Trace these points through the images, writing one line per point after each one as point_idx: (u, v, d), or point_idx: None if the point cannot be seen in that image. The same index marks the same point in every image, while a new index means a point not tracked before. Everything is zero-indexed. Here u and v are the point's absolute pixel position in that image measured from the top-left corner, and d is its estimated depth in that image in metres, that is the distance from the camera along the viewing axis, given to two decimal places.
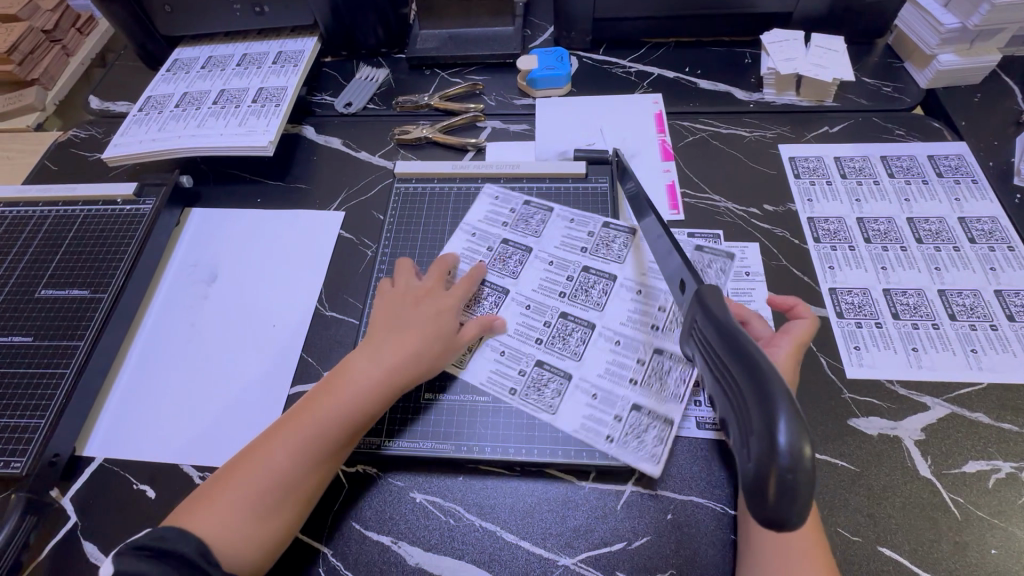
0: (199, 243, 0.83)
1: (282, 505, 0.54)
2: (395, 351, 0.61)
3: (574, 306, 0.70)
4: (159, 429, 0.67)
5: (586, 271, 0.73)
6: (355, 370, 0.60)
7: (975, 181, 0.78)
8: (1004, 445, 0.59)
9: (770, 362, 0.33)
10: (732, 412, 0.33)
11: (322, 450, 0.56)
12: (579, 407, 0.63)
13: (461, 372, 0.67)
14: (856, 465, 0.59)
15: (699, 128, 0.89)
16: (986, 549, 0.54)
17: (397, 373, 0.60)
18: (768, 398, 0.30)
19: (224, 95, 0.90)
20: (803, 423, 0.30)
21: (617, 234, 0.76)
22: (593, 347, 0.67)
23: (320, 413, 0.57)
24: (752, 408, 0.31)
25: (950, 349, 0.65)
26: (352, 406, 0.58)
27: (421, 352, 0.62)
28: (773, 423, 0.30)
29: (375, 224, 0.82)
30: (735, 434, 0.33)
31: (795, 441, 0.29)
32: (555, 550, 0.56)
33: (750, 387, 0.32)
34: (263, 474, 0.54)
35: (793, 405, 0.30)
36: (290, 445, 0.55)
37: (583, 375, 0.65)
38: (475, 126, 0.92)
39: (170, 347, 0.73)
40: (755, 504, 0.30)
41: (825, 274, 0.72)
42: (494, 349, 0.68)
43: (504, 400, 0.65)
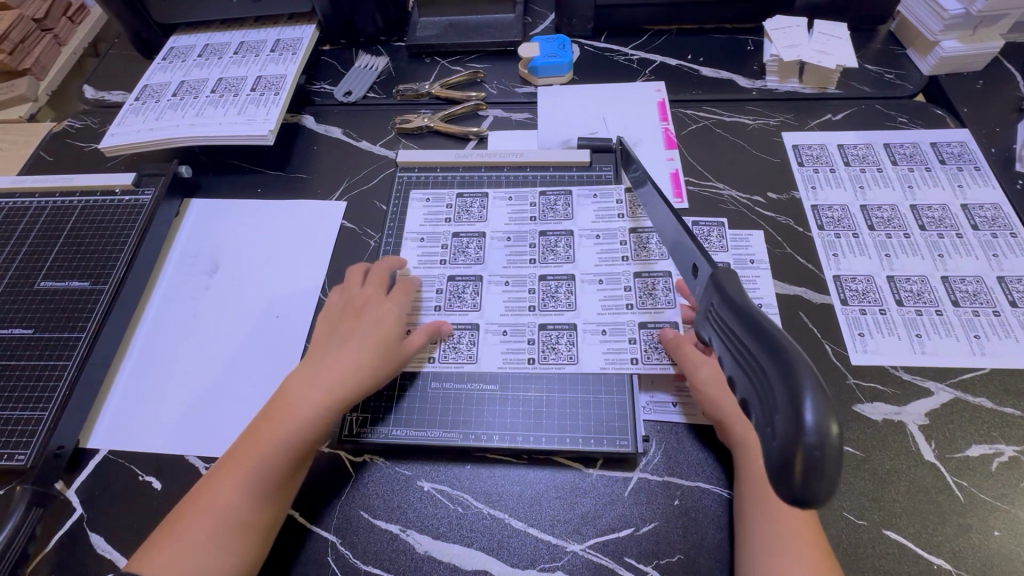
0: (199, 234, 0.82)
1: (238, 540, 0.53)
2: (333, 369, 0.60)
3: (547, 267, 0.73)
4: (165, 421, 0.66)
5: (544, 235, 0.76)
6: (293, 394, 0.59)
7: (977, 168, 0.79)
8: (1007, 429, 0.60)
9: (793, 346, 0.33)
10: (753, 396, 0.33)
11: (269, 479, 0.55)
12: (594, 349, 0.66)
13: (474, 361, 0.67)
14: (861, 450, 0.59)
15: (702, 116, 0.88)
16: (989, 531, 0.55)
17: (337, 389, 0.59)
18: (793, 380, 0.30)
19: (221, 83, 0.89)
20: (830, 402, 0.30)
21: (556, 197, 0.79)
22: (581, 291, 0.70)
23: (264, 440, 0.56)
24: (778, 389, 0.31)
25: (953, 335, 0.65)
26: (294, 428, 0.57)
27: (361, 366, 0.60)
28: (800, 403, 0.29)
29: (377, 213, 0.82)
30: (756, 419, 0.33)
31: (823, 421, 0.28)
32: (563, 537, 0.56)
33: (777, 367, 0.32)
34: (214, 513, 0.53)
35: (820, 384, 0.30)
36: (237, 477, 0.55)
37: (585, 319, 0.68)
38: (477, 114, 0.91)
39: (174, 338, 0.72)
40: (781, 484, 0.30)
41: (829, 262, 0.72)
42: (495, 313, 0.70)
43: (526, 367, 0.66)
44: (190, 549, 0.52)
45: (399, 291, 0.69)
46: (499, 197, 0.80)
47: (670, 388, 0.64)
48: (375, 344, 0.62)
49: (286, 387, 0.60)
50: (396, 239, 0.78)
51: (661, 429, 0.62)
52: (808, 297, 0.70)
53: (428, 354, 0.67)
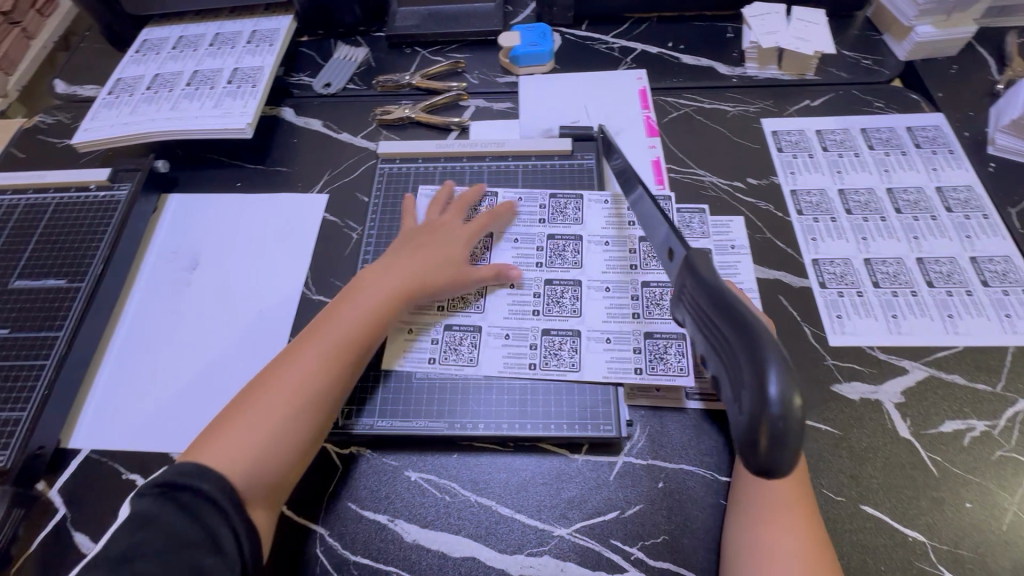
0: (179, 229, 0.81)
1: (312, 413, 0.57)
2: (403, 269, 0.66)
3: (552, 271, 0.72)
4: (148, 418, 0.66)
5: (552, 237, 0.74)
6: (364, 289, 0.64)
7: (951, 151, 0.80)
8: (979, 405, 0.62)
9: (755, 318, 0.34)
10: (722, 370, 0.34)
11: (343, 360, 0.60)
12: (598, 357, 0.65)
13: (474, 364, 0.66)
14: (839, 429, 0.61)
15: (683, 104, 0.89)
16: (962, 504, 0.56)
17: (405, 288, 0.65)
18: (756, 352, 0.31)
19: (197, 76, 0.87)
20: (794, 376, 0.31)
21: (567, 201, 0.77)
22: (588, 299, 0.69)
23: (339, 328, 0.61)
24: (743, 362, 0.32)
25: (927, 315, 0.67)
26: (368, 316, 0.62)
27: (416, 274, 0.66)
28: (763, 376, 0.30)
29: (360, 206, 0.81)
30: (726, 391, 0.34)
31: (785, 391, 0.30)
32: (551, 522, 0.57)
33: (739, 342, 0.33)
34: (289, 386, 0.57)
35: (785, 359, 0.31)
36: (313, 357, 0.59)
37: (590, 326, 0.67)
38: (458, 105, 0.90)
39: (155, 335, 0.72)
40: (750, 456, 0.31)
41: (808, 246, 0.73)
42: (498, 317, 0.69)
43: (526, 372, 0.65)
44: (249, 428, 0.54)
45: (481, 220, 0.73)
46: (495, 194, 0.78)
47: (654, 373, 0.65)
48: (435, 260, 0.68)
49: (354, 287, 0.65)
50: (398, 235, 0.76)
51: (645, 414, 0.63)
52: (787, 281, 0.71)
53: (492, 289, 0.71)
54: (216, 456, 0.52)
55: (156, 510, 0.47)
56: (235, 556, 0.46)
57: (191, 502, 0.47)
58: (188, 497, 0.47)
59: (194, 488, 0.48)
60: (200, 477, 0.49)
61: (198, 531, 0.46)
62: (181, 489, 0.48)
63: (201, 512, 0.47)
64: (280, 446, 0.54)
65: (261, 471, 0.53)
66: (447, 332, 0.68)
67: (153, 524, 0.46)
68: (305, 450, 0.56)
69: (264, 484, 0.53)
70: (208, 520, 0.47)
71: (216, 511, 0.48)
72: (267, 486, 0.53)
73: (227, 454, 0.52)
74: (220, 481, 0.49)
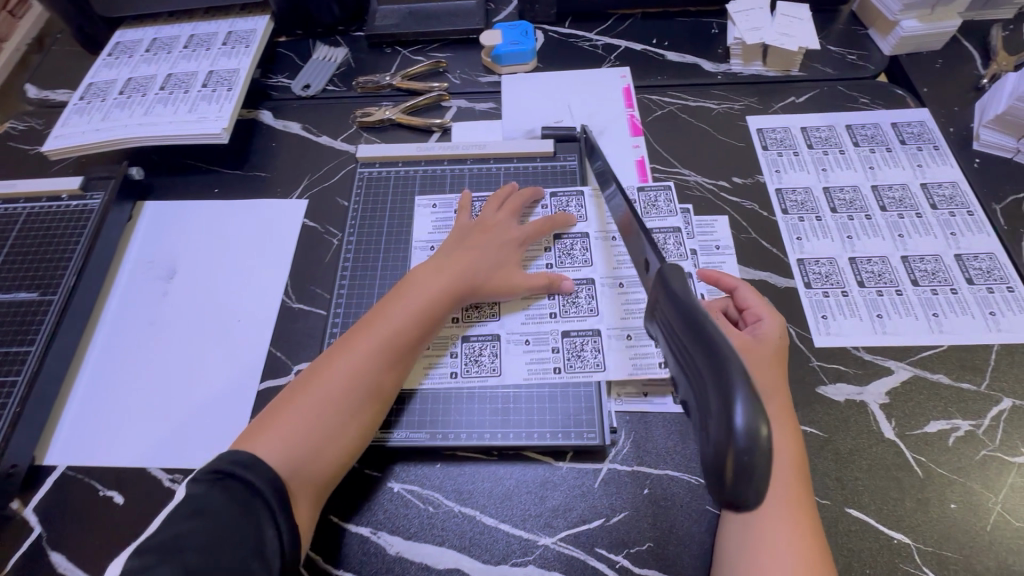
0: (155, 238, 0.79)
1: (361, 409, 0.57)
2: (454, 266, 0.65)
3: (566, 271, 0.70)
4: (124, 433, 0.65)
5: (560, 239, 0.73)
6: (415, 284, 0.64)
7: (936, 147, 0.79)
8: (963, 404, 0.61)
9: (725, 341, 0.33)
10: (694, 397, 0.34)
11: (393, 359, 0.59)
12: (622, 355, 0.64)
13: (498, 373, 0.65)
14: (824, 431, 0.60)
15: (667, 102, 0.87)
16: (946, 504, 0.56)
17: (455, 285, 0.64)
18: (725, 380, 0.31)
19: (171, 79, 0.85)
20: (762, 405, 0.30)
21: (569, 199, 0.76)
22: (602, 297, 0.68)
23: (390, 323, 0.60)
24: (711, 390, 0.31)
25: (912, 314, 0.67)
26: (418, 311, 0.61)
27: (467, 269, 0.65)
28: (730, 405, 0.30)
29: (340, 210, 0.80)
30: (697, 419, 0.33)
31: (752, 422, 0.29)
32: (535, 530, 0.57)
33: (709, 369, 0.32)
34: (341, 381, 0.57)
35: (752, 388, 0.30)
36: (365, 353, 0.58)
37: (609, 324, 0.66)
38: (440, 106, 0.89)
39: (132, 347, 0.70)
40: (715, 487, 0.30)
41: (793, 245, 0.73)
42: (516, 322, 0.67)
43: (551, 376, 0.64)
44: (298, 423, 0.54)
45: (539, 224, 0.71)
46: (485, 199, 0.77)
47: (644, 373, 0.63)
48: (490, 259, 0.67)
49: (405, 282, 0.64)
50: (405, 241, 0.75)
51: (630, 419, 0.62)
52: (772, 282, 0.70)
53: (543, 297, 0.69)
54: (265, 450, 0.52)
55: (208, 496, 0.48)
56: (277, 552, 0.47)
57: (242, 493, 0.48)
58: (240, 488, 0.49)
59: (246, 478, 0.49)
60: (249, 467, 0.50)
61: (245, 522, 0.46)
62: (233, 477, 0.49)
63: (250, 503, 0.48)
64: (327, 441, 0.54)
65: (307, 465, 0.53)
66: (467, 345, 0.66)
67: (203, 508, 0.47)
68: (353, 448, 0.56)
69: (310, 479, 0.53)
70: (256, 512, 0.47)
71: (264, 504, 0.48)
72: (312, 482, 0.53)
73: (275, 449, 0.53)
74: (268, 473, 0.50)
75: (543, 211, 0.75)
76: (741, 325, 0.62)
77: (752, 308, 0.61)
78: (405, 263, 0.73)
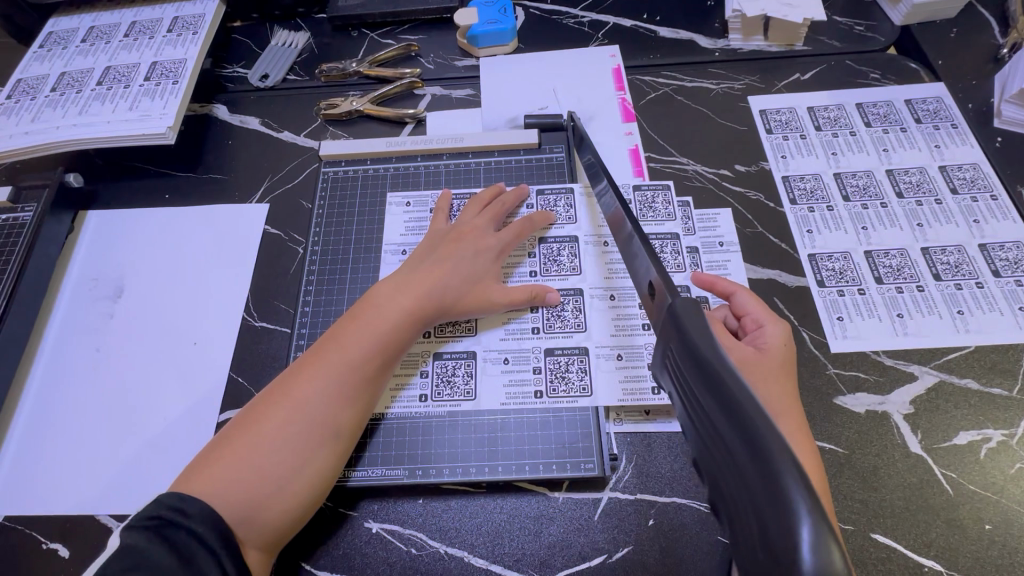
0: (99, 252, 0.71)
1: (318, 447, 0.50)
2: (422, 280, 0.58)
3: (551, 281, 0.64)
4: (68, 476, 0.58)
5: (545, 242, 0.66)
6: (378, 302, 0.57)
7: (954, 126, 0.73)
8: (994, 412, 0.56)
9: (774, 431, 0.26)
10: (731, 500, 0.27)
11: (355, 388, 0.53)
12: (611, 377, 0.58)
13: (474, 397, 0.58)
14: (843, 447, 0.55)
15: (661, 83, 0.80)
16: (981, 525, 0.51)
17: (424, 301, 0.57)
18: (780, 492, 0.24)
19: (110, 74, 0.77)
20: (829, 521, 0.23)
21: (557, 197, 0.69)
22: (591, 309, 0.62)
23: (350, 347, 0.54)
24: (762, 506, 0.24)
25: (936, 312, 0.61)
26: (382, 332, 0.55)
27: (436, 283, 0.58)
28: (792, 532, 0.23)
29: (304, 214, 0.72)
30: (737, 530, 0.27)
31: (825, 559, 0.22)
32: (529, 572, 0.51)
33: (755, 471, 0.25)
34: (294, 416, 0.50)
35: (814, 498, 0.24)
36: (320, 382, 0.52)
37: (597, 341, 0.60)
38: (412, 94, 0.81)
39: (75, 377, 0.63)
40: None
41: (803, 239, 0.66)
42: (494, 338, 0.61)
43: (532, 401, 0.58)
44: (249, 462, 0.48)
45: (518, 227, 0.64)
46: (463, 200, 0.70)
47: (642, 396, 0.57)
48: (466, 271, 0.60)
49: (371, 296, 0.58)
50: (376, 249, 0.68)
51: (632, 442, 0.56)
52: (782, 281, 0.64)
53: (526, 311, 0.62)
54: (208, 495, 0.46)
55: (145, 548, 0.42)
56: None
57: (183, 542, 0.43)
58: (182, 537, 0.43)
59: (186, 524, 0.44)
60: (190, 511, 0.44)
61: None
62: (172, 525, 0.43)
63: (191, 553, 0.42)
64: (285, 483, 0.48)
65: (264, 512, 0.47)
66: (440, 363, 0.60)
67: (142, 562, 0.41)
68: (317, 485, 0.50)
69: (263, 525, 0.47)
70: (199, 564, 0.42)
71: (208, 554, 0.43)
72: (266, 528, 0.47)
73: (222, 493, 0.46)
74: (211, 517, 0.44)
75: (525, 211, 0.68)
76: (742, 334, 0.56)
77: (751, 313, 0.55)
78: (377, 274, 0.66)
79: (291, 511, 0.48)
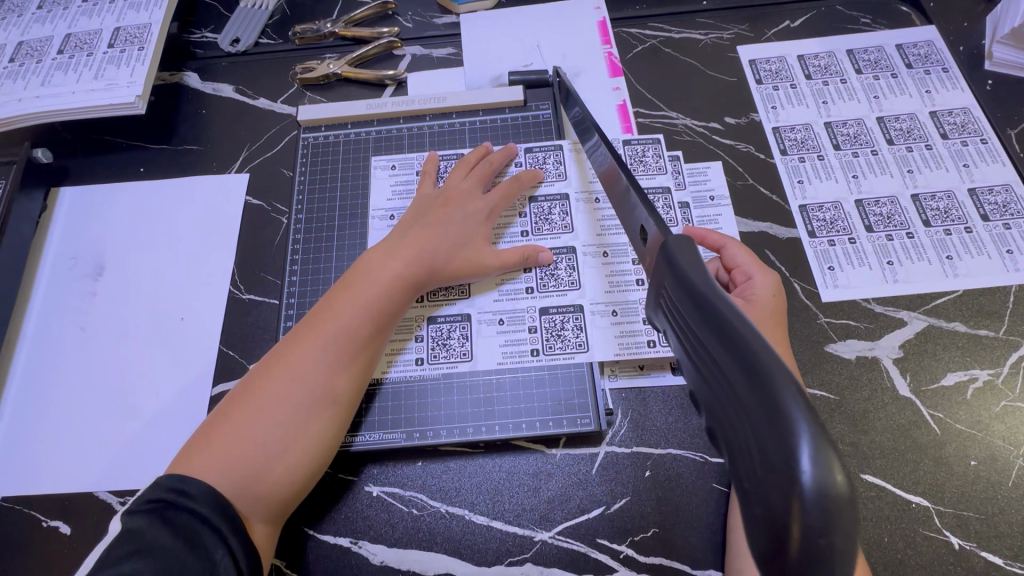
0: (75, 229, 0.69)
1: (316, 415, 0.50)
2: (412, 244, 0.57)
3: (542, 240, 0.63)
4: (63, 454, 0.57)
5: (535, 201, 0.65)
6: (369, 268, 0.56)
7: (945, 69, 0.72)
8: (981, 353, 0.57)
9: (773, 357, 0.25)
10: (729, 432, 0.27)
11: (349, 354, 0.52)
12: (605, 332, 0.58)
13: (470, 359, 0.58)
14: (834, 393, 0.56)
15: (648, 35, 0.78)
16: (967, 461, 0.53)
17: (415, 265, 0.56)
18: (780, 416, 0.24)
19: (70, 41, 0.73)
20: (830, 437, 0.23)
21: (546, 155, 0.67)
22: (584, 267, 0.61)
23: (342, 314, 0.53)
24: (761, 428, 0.24)
25: (926, 258, 0.61)
26: (375, 297, 0.54)
27: (427, 248, 0.57)
28: (791, 449, 0.23)
29: (286, 183, 0.70)
30: (736, 461, 0.27)
31: (825, 473, 0.23)
32: (530, 526, 0.52)
33: (756, 399, 0.25)
34: (289, 386, 0.49)
35: (815, 417, 0.24)
36: (314, 350, 0.51)
37: (592, 298, 0.60)
38: (392, 55, 0.78)
39: (62, 357, 0.62)
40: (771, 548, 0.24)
41: (794, 190, 0.66)
42: (488, 300, 0.60)
43: (529, 359, 0.58)
44: (247, 433, 0.48)
45: (506, 187, 0.63)
46: (450, 161, 0.68)
47: (637, 351, 0.57)
48: (456, 235, 0.59)
49: (362, 263, 0.57)
50: (361, 216, 0.66)
51: (627, 397, 0.57)
52: (774, 233, 0.63)
53: (518, 273, 0.61)
54: (207, 471, 0.46)
55: (147, 530, 0.42)
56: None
57: (185, 523, 0.42)
58: (183, 517, 0.43)
59: (190, 506, 0.43)
60: (193, 493, 0.44)
61: (192, 556, 0.41)
62: (175, 506, 0.43)
63: (195, 533, 0.42)
64: (284, 451, 0.48)
65: (265, 481, 0.47)
66: (434, 327, 0.59)
67: (143, 544, 0.41)
68: (319, 451, 0.50)
69: (266, 498, 0.47)
70: (204, 543, 0.42)
71: (214, 534, 0.43)
72: (270, 501, 0.47)
73: (220, 468, 0.46)
74: (215, 498, 0.44)
75: (513, 171, 0.67)
76: (731, 286, 0.56)
77: (741, 266, 0.55)
78: (364, 241, 0.65)
79: (294, 478, 0.48)
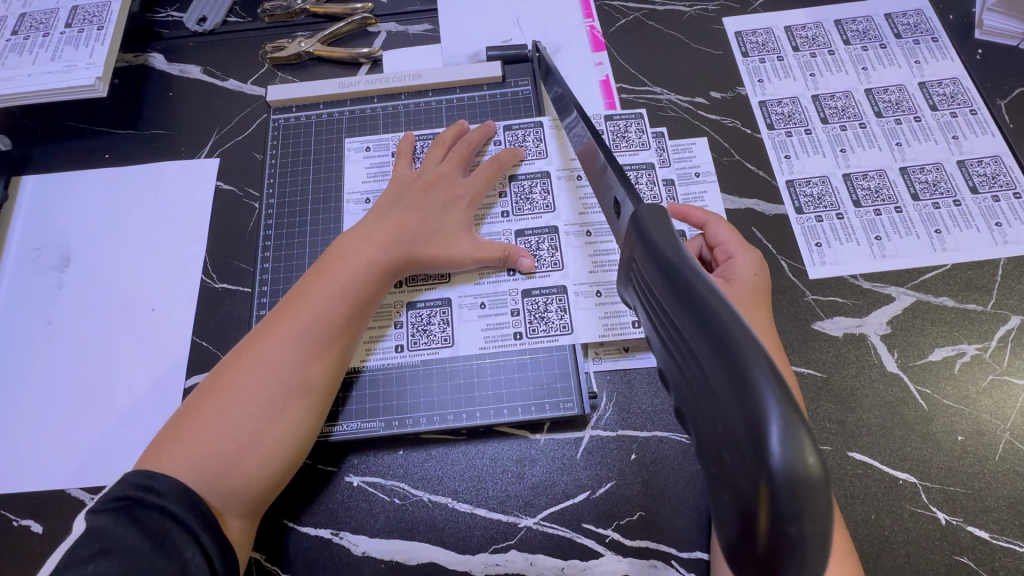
0: (40, 219, 0.66)
1: (286, 407, 0.48)
2: (388, 227, 0.55)
3: (524, 220, 0.61)
4: (31, 453, 0.56)
5: (516, 180, 0.63)
6: (342, 252, 0.54)
7: (934, 39, 0.70)
8: (970, 327, 0.56)
9: (744, 331, 0.24)
10: (699, 413, 0.26)
11: (322, 343, 0.50)
12: (589, 314, 0.57)
13: (451, 344, 0.57)
14: (822, 371, 0.55)
15: (632, 7, 0.75)
16: (953, 437, 0.52)
17: (391, 250, 0.55)
18: (750, 395, 0.22)
19: (25, 21, 0.69)
20: (800, 416, 0.22)
21: (526, 132, 0.65)
22: (567, 247, 0.60)
23: (314, 301, 0.51)
24: (730, 407, 0.23)
25: (914, 232, 0.60)
26: (348, 283, 0.52)
27: (404, 232, 0.55)
28: (760, 430, 0.22)
29: (257, 167, 0.68)
30: (705, 443, 0.26)
31: (795, 455, 0.21)
32: (514, 512, 0.51)
33: (726, 378, 0.23)
34: (257, 377, 0.48)
35: (787, 395, 0.22)
36: (285, 340, 0.49)
37: (575, 279, 0.58)
38: (366, 31, 0.75)
39: (28, 353, 0.60)
40: (748, 534, 0.23)
41: (780, 165, 0.64)
42: (468, 284, 0.59)
43: (511, 343, 0.57)
44: (217, 425, 0.46)
45: (486, 170, 0.61)
46: (427, 141, 0.66)
47: (621, 332, 0.56)
48: (435, 220, 0.57)
49: (337, 247, 0.55)
50: (335, 198, 0.64)
51: (612, 379, 0.56)
52: (760, 210, 0.62)
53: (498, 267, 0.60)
54: (174, 467, 0.44)
55: (114, 531, 0.40)
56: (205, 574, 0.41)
57: (154, 521, 0.41)
58: (151, 515, 0.41)
59: (159, 504, 0.42)
60: (161, 490, 0.42)
61: (162, 556, 0.39)
62: (143, 504, 0.42)
63: (163, 531, 0.41)
64: (255, 444, 0.46)
65: (236, 475, 0.45)
66: (414, 313, 0.58)
67: (110, 545, 0.39)
68: (295, 442, 0.48)
69: (239, 492, 0.46)
70: (173, 542, 0.40)
71: (184, 532, 0.41)
72: (243, 495, 0.46)
73: (188, 462, 0.44)
74: (185, 494, 0.43)
75: (494, 151, 0.64)
76: (715, 264, 0.55)
77: (724, 244, 0.54)
78: (340, 224, 0.63)
79: (266, 472, 0.47)
